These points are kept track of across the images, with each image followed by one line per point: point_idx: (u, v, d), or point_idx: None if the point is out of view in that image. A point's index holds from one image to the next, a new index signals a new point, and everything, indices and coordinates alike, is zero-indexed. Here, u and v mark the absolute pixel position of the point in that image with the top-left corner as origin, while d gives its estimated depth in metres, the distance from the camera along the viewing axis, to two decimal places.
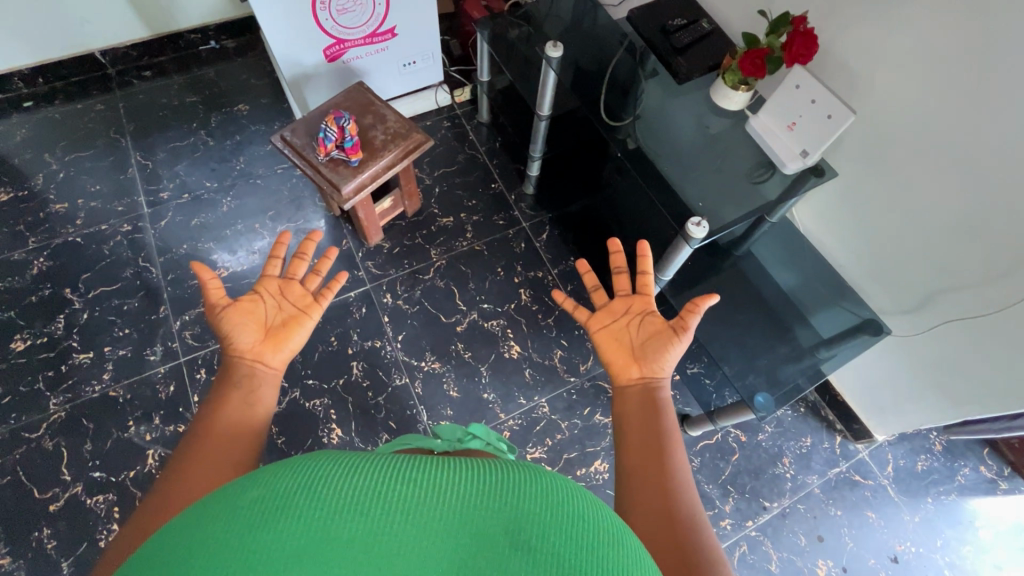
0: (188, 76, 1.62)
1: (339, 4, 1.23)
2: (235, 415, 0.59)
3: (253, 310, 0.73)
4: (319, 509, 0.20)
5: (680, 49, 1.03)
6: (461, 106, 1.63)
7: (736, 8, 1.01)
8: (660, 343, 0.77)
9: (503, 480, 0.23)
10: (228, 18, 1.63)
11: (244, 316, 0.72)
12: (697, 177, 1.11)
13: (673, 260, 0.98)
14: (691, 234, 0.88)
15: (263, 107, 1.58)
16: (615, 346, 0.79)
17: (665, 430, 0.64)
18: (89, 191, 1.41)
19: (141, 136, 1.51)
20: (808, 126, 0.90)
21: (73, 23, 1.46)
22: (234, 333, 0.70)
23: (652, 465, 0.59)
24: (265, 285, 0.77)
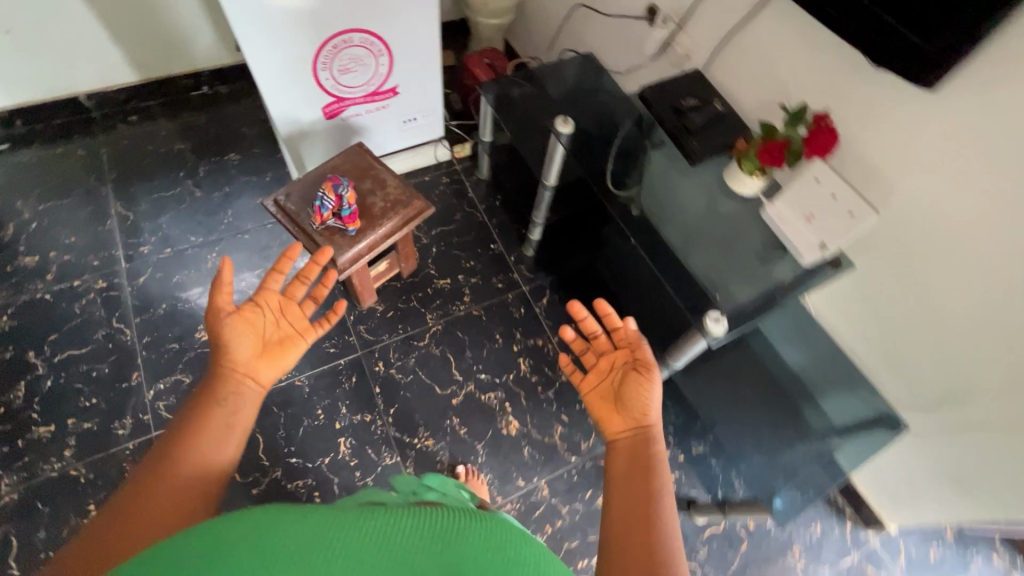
0: (177, 122, 1.56)
1: (341, 65, 1.19)
2: (191, 442, 0.49)
3: (248, 325, 0.64)
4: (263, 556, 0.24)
5: (691, 130, 1.02)
6: (460, 161, 1.60)
7: (750, 93, 1.01)
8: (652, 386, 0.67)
9: (437, 527, 0.27)
10: (223, 64, 1.58)
11: (240, 329, 0.64)
12: (706, 254, 1.08)
13: (685, 351, 0.96)
14: (710, 329, 0.87)
15: (255, 157, 1.53)
16: (599, 400, 0.69)
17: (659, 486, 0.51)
18: (63, 243, 1.32)
19: (124, 184, 1.43)
20: (828, 219, 0.88)
21: (58, 67, 1.40)
22: (229, 341, 0.62)
23: (634, 528, 0.46)
24: (268, 296, 0.69)
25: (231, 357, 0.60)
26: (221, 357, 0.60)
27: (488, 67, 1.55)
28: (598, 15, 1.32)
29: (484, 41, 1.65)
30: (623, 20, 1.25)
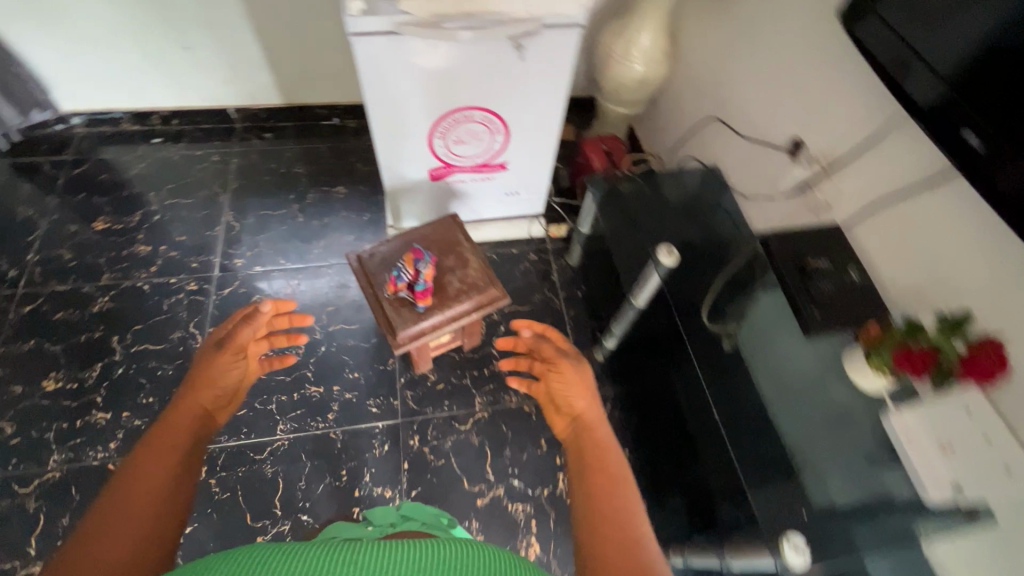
0: (303, 147, 1.65)
1: (456, 136, 1.18)
2: (180, 419, 0.56)
3: (218, 351, 0.76)
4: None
5: (815, 301, 0.87)
6: (553, 241, 1.54)
7: (905, 276, 0.85)
8: (586, 380, 0.79)
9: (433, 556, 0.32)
10: (357, 102, 1.67)
11: (212, 351, 0.75)
12: (803, 437, 0.92)
13: (751, 558, 0.87)
14: (787, 558, 0.78)
15: (360, 196, 1.58)
16: (549, 407, 0.80)
17: (603, 449, 0.64)
18: (174, 239, 1.43)
19: (241, 196, 1.53)
20: (975, 465, 0.69)
21: (218, 83, 1.54)
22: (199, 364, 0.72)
23: (596, 484, 0.57)
24: (237, 329, 0.81)
25: (201, 372, 0.71)
26: (195, 372, 0.71)
27: (604, 154, 1.49)
28: (735, 132, 1.22)
29: (608, 126, 1.60)
30: (762, 146, 1.14)
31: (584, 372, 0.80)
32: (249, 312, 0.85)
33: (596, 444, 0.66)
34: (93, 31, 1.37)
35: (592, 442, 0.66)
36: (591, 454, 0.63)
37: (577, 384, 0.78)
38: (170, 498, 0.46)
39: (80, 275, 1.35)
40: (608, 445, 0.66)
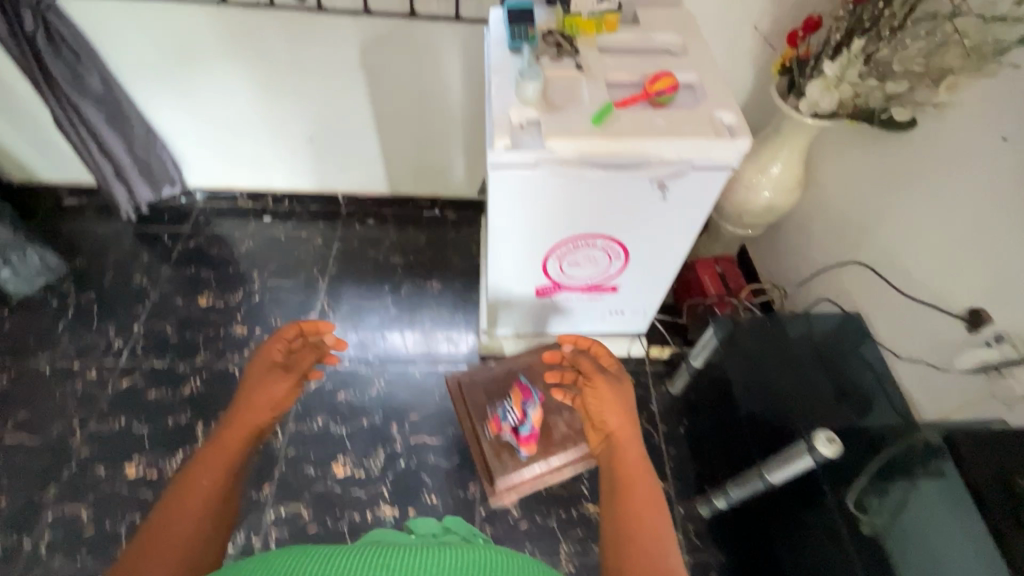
0: (402, 236, 1.65)
1: (573, 259, 1.12)
2: (233, 438, 0.69)
3: (270, 370, 0.83)
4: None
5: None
6: (653, 363, 1.42)
7: None
8: (623, 399, 0.78)
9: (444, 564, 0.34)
10: (460, 196, 1.67)
11: (268, 366, 0.84)
12: None
13: None
14: None
15: (453, 292, 1.54)
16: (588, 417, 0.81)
17: (634, 469, 0.67)
18: (270, 322, 1.43)
19: (337, 282, 1.53)
20: None
21: (332, 171, 1.58)
22: (254, 384, 0.80)
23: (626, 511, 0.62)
24: (298, 359, 0.91)
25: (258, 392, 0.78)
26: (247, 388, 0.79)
27: (718, 277, 1.39)
28: (887, 283, 1.08)
29: (721, 245, 1.50)
30: (927, 308, 0.99)
31: (619, 388, 0.79)
32: (290, 334, 0.92)
33: (630, 463, 0.69)
34: (232, 121, 1.45)
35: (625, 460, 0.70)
36: (625, 473, 0.67)
37: (611, 406, 0.77)
38: (192, 549, 0.54)
39: (178, 350, 1.36)
40: (638, 460, 0.69)
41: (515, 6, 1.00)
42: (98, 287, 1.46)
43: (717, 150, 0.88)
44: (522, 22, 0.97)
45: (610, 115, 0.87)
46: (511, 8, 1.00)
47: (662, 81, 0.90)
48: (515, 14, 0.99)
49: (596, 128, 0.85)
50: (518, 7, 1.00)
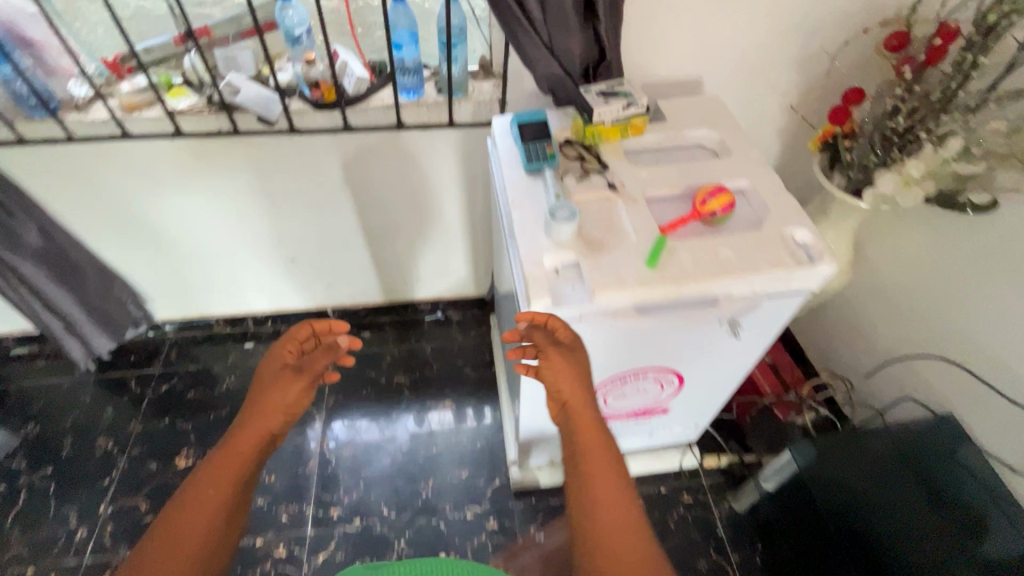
0: (404, 348, 1.47)
1: (618, 393, 0.95)
2: (238, 450, 0.71)
3: (279, 376, 0.78)
4: None
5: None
6: (708, 472, 1.24)
7: None
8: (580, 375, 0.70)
9: None
10: (462, 294, 1.50)
11: (278, 366, 0.79)
12: None
13: None
14: None
15: (470, 410, 1.36)
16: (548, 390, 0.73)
17: (601, 466, 0.65)
18: (262, 480, 1.22)
19: (337, 416, 1.34)
20: None
21: (319, 286, 1.41)
22: (266, 390, 0.77)
23: (602, 521, 0.60)
24: (313, 359, 0.80)
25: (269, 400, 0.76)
26: (257, 391, 0.77)
27: (769, 369, 1.23)
28: (984, 384, 0.93)
29: None
30: None
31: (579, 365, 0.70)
32: (299, 335, 0.82)
33: (597, 458, 0.65)
34: (199, 250, 1.27)
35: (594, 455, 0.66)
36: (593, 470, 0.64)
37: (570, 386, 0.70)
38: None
39: None
40: (604, 452, 0.66)
41: (525, 123, 0.86)
42: (56, 462, 1.24)
43: (796, 279, 0.72)
44: (538, 142, 0.83)
45: (666, 251, 0.72)
46: (521, 125, 0.87)
47: (720, 200, 0.76)
48: (529, 133, 0.85)
49: (653, 271, 0.69)
50: (529, 122, 0.87)
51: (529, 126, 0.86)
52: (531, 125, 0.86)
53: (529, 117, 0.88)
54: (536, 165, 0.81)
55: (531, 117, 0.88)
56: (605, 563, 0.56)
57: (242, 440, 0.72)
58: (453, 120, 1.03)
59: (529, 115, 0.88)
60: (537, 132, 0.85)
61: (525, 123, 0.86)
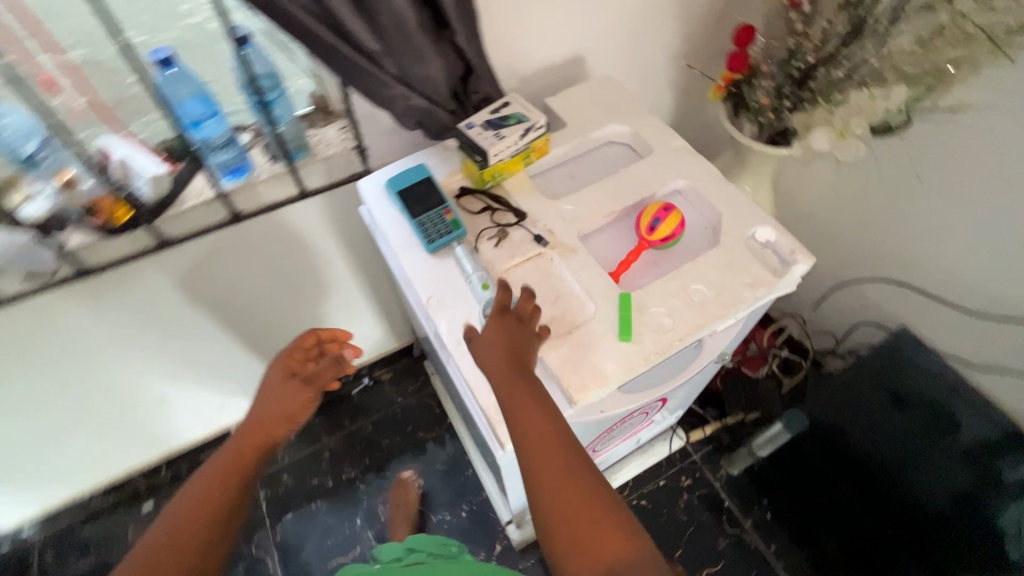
0: (342, 435, 1.26)
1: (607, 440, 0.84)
2: (235, 457, 0.61)
3: (283, 381, 0.69)
4: None
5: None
6: (697, 447, 1.20)
7: None
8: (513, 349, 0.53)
9: None
10: (386, 351, 1.29)
11: (280, 378, 0.69)
12: None
13: None
14: None
15: (440, 479, 1.21)
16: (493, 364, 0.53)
17: (544, 434, 0.49)
18: None
19: (292, 547, 1.14)
20: None
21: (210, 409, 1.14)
22: (265, 403, 0.67)
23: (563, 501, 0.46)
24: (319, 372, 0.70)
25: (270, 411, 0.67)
26: (255, 407, 0.67)
27: None
28: (939, 300, 0.92)
29: None
30: (1006, 323, 0.84)
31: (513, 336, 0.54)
32: (301, 346, 0.71)
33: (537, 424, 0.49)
34: (29, 437, 0.94)
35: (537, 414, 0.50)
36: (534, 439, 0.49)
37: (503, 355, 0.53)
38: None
39: None
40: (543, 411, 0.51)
41: (406, 184, 0.66)
42: None
43: (775, 291, 0.63)
44: (433, 213, 0.64)
45: (635, 311, 0.58)
46: (402, 188, 0.66)
47: (672, 220, 0.63)
48: (417, 200, 0.65)
49: (631, 344, 0.56)
50: (411, 182, 0.66)
51: (413, 189, 0.65)
52: (415, 187, 0.65)
53: (408, 172, 0.67)
54: (442, 245, 0.63)
55: (410, 171, 0.66)
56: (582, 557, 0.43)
57: (242, 442, 0.63)
58: (306, 191, 0.79)
59: (406, 169, 0.67)
60: (426, 197, 0.65)
61: (406, 186, 0.66)
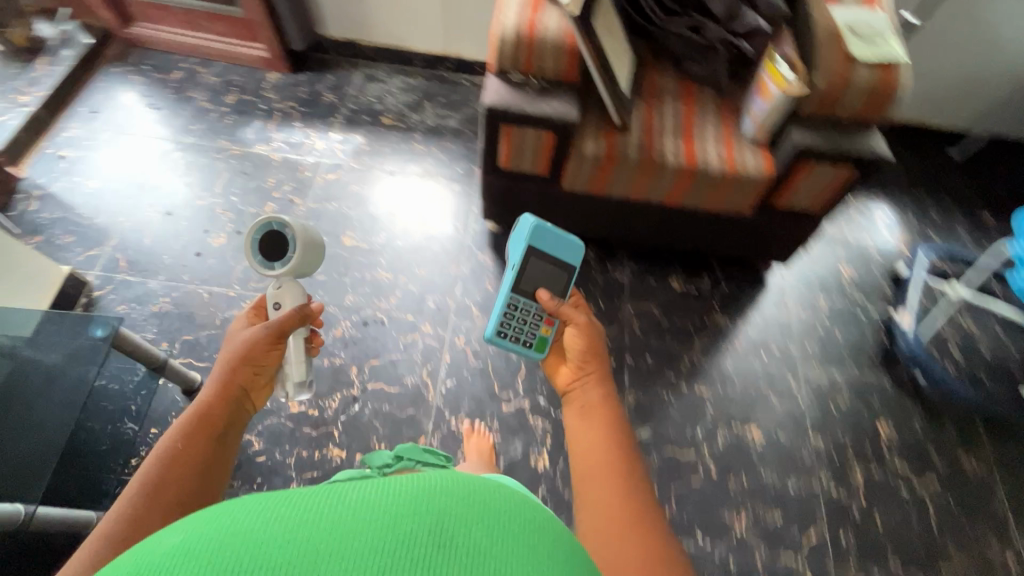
0: None
1: None
2: (229, 401, 0.66)
3: (268, 347, 0.76)
4: (370, 506, 0.26)
5: None
6: None
7: None
8: (595, 341, 0.79)
9: (501, 509, 0.28)
10: None
11: (267, 338, 0.76)
12: None
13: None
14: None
15: None
16: (572, 339, 0.83)
17: (594, 432, 0.61)
18: None
19: None
20: None
21: None
22: (244, 351, 0.73)
23: (593, 479, 0.55)
24: (284, 319, 0.80)
25: (244, 354, 0.73)
26: (232, 353, 0.72)
27: None
28: None
29: None
30: None
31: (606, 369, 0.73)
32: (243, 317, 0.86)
33: (598, 424, 0.61)
34: None
35: (594, 402, 0.66)
36: (577, 435, 0.61)
37: (597, 357, 0.76)
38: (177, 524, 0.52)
39: None
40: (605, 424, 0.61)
41: (530, 242, 0.99)
42: None
43: None
44: (569, 280, 1.01)
45: None
46: (515, 245, 1.02)
47: None
48: (533, 278, 1.00)
49: None
50: (538, 244, 0.98)
51: (531, 249, 0.99)
52: (568, 266, 1.00)
53: (555, 234, 0.99)
54: (503, 309, 0.99)
55: (557, 233, 1.00)
56: (592, 496, 0.53)
57: (227, 385, 0.68)
58: None
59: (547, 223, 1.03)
60: (547, 270, 1.00)
61: (534, 246, 0.99)
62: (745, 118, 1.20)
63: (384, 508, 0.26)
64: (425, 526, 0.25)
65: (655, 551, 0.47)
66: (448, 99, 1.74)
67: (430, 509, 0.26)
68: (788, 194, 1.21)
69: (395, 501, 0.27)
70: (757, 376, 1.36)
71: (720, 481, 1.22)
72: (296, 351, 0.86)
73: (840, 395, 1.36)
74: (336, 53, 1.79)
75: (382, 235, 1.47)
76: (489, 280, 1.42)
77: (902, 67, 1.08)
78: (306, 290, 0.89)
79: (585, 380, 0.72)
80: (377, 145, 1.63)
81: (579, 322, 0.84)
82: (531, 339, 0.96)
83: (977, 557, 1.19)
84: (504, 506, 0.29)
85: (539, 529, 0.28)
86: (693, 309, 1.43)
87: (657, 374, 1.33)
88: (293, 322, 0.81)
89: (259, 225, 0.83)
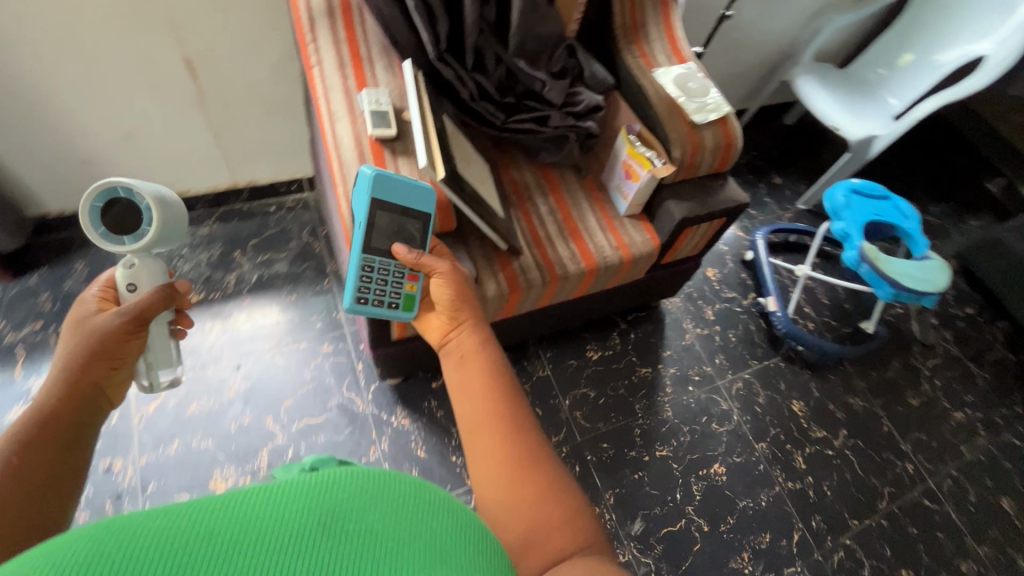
0: None
1: None
2: (81, 396, 0.53)
3: (128, 335, 0.60)
4: (287, 515, 0.29)
5: None
6: None
7: None
8: (460, 292, 0.74)
9: (412, 514, 0.32)
10: None
11: (118, 332, 0.59)
12: None
13: None
14: None
15: None
16: (439, 294, 0.76)
17: (478, 397, 0.58)
18: None
19: None
20: None
21: None
22: (89, 344, 0.57)
23: (490, 448, 0.54)
24: (143, 301, 0.63)
25: (89, 351, 0.56)
26: (76, 345, 0.56)
27: None
28: None
29: None
30: None
31: (481, 316, 0.70)
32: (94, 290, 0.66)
33: (477, 380, 0.60)
34: None
35: (471, 368, 0.62)
36: (463, 401, 0.59)
37: (467, 309, 0.72)
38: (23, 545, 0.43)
39: None
40: (487, 376, 0.60)
41: (372, 196, 0.78)
42: None
43: None
44: (422, 229, 0.84)
45: None
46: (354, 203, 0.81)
47: None
48: (386, 234, 0.81)
49: None
50: (385, 199, 0.79)
51: (377, 204, 0.79)
52: (420, 218, 0.83)
53: (400, 180, 0.81)
54: (357, 272, 0.81)
55: (399, 179, 0.81)
56: (494, 462, 0.53)
57: (75, 384, 0.54)
58: None
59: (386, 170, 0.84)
60: (398, 221, 0.82)
61: (377, 198, 0.78)
62: (618, 197, 1.18)
63: (300, 519, 0.29)
64: (334, 535, 0.28)
65: (557, 505, 0.50)
66: (263, 238, 1.40)
67: (341, 516, 0.30)
68: (674, 252, 1.24)
69: (319, 504, 0.30)
70: (695, 411, 1.43)
71: (713, 534, 1.27)
72: (160, 337, 0.68)
73: (757, 392, 1.50)
74: (75, 227, 1.30)
75: (263, 453, 1.14)
76: (416, 444, 1.22)
77: (733, 120, 1.15)
78: (166, 268, 0.69)
79: (460, 339, 0.68)
80: (196, 334, 1.24)
81: (439, 277, 0.76)
82: (395, 300, 0.81)
83: (894, 480, 1.44)
84: (410, 507, 0.32)
85: (441, 524, 0.33)
86: (618, 373, 1.43)
87: (619, 458, 1.31)
88: (155, 304, 0.63)
89: (100, 189, 0.62)
